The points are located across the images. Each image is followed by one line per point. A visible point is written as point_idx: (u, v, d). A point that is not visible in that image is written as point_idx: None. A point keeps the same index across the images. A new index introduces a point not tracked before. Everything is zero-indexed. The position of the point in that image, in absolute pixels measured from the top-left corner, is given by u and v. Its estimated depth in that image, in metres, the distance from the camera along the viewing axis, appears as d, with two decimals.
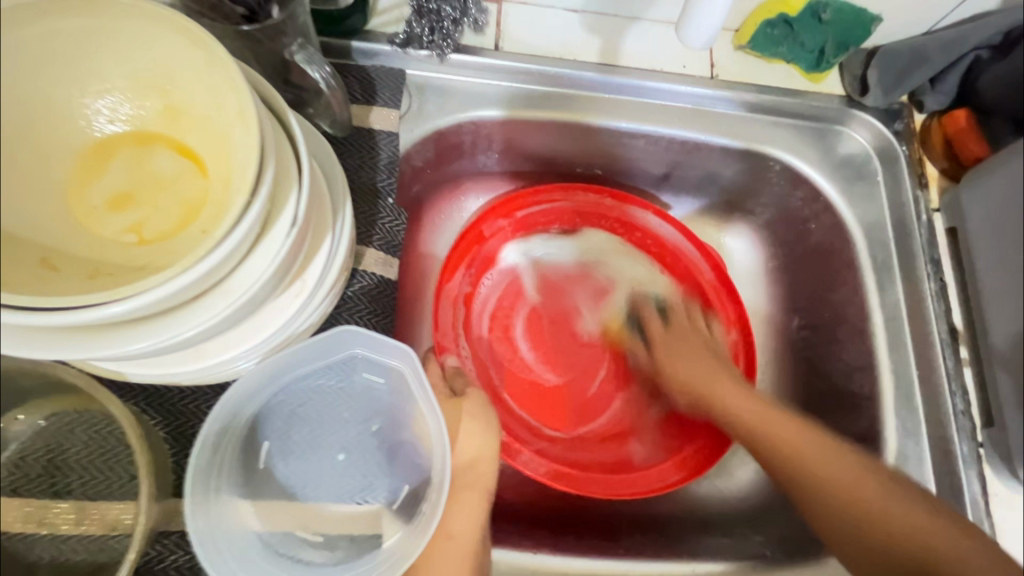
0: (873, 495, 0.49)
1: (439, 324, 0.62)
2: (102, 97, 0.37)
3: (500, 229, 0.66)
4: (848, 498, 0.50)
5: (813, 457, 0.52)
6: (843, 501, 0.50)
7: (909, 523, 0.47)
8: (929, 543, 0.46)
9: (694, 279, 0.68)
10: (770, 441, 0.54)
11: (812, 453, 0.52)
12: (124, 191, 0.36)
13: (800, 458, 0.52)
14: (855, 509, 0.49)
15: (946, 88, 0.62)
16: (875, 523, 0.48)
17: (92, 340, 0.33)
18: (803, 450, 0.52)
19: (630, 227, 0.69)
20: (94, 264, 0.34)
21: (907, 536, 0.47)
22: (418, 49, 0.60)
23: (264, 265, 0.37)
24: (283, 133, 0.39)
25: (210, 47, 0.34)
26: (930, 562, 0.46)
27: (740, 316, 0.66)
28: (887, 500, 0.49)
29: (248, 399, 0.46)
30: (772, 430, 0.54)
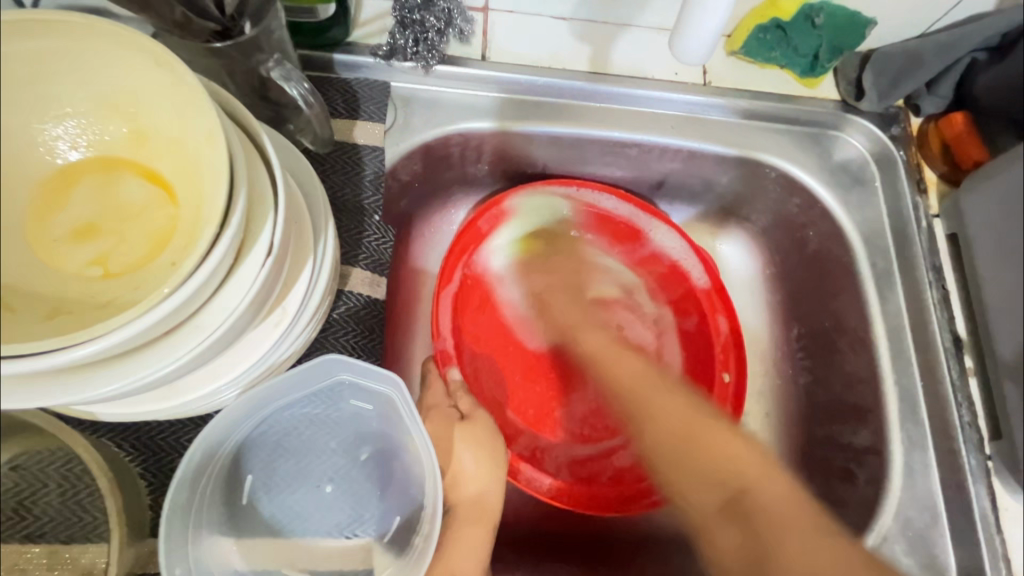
0: (712, 437, 0.47)
1: (438, 333, 0.59)
2: (65, 123, 0.35)
3: (490, 230, 0.64)
4: (681, 446, 0.47)
5: (647, 394, 0.50)
6: (694, 445, 0.46)
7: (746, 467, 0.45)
8: (726, 467, 0.45)
9: (685, 276, 0.67)
10: (639, 394, 0.50)
11: (675, 406, 0.49)
12: (91, 221, 0.34)
13: (656, 406, 0.49)
14: (704, 453, 0.46)
15: (942, 92, 0.60)
16: (700, 462, 0.46)
17: (56, 384, 0.31)
18: (643, 388, 0.51)
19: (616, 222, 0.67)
20: (54, 302, 0.32)
21: (716, 471, 0.45)
22: (403, 61, 0.58)
23: (237, 297, 0.35)
24: (256, 153, 0.36)
25: (174, 67, 0.32)
26: (750, 500, 0.43)
27: (727, 301, 0.65)
28: (731, 444, 0.46)
29: (231, 431, 0.44)
30: (650, 391, 0.50)
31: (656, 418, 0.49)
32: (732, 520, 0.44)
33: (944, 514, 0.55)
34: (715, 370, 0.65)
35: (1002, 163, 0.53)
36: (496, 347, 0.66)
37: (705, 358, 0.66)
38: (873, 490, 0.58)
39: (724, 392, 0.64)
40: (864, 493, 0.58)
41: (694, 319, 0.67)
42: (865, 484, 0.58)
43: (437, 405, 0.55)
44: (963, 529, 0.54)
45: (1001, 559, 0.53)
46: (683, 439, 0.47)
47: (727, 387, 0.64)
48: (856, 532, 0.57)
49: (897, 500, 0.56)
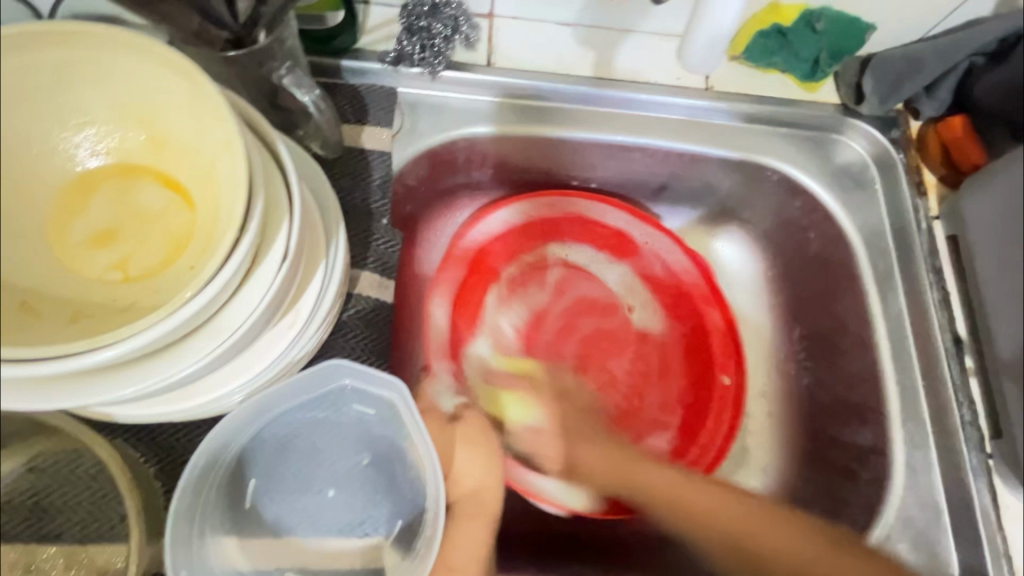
0: (774, 536, 0.52)
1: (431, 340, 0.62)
2: (86, 131, 0.35)
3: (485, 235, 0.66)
4: (752, 549, 0.53)
5: (689, 504, 0.54)
6: (759, 550, 0.53)
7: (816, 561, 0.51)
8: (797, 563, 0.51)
9: (681, 283, 0.68)
10: (689, 508, 0.54)
11: (734, 518, 0.53)
12: (111, 226, 0.35)
13: (710, 515, 0.54)
14: (771, 550, 0.52)
15: (941, 95, 0.61)
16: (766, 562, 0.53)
17: (83, 386, 0.32)
18: (687, 499, 0.54)
19: (607, 230, 0.69)
20: (77, 305, 0.33)
21: (789, 568, 0.52)
22: (409, 67, 0.59)
23: (254, 300, 0.36)
24: (272, 159, 0.37)
25: (192, 76, 0.33)
26: None
27: (719, 298, 0.66)
28: (790, 536, 0.52)
29: (236, 434, 0.45)
30: (685, 497, 0.54)
31: (710, 522, 0.54)
32: None
33: (946, 512, 0.56)
34: (714, 376, 0.66)
35: (1000, 167, 0.54)
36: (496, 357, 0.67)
37: (705, 366, 0.67)
38: (875, 488, 0.58)
39: (723, 398, 0.65)
40: (867, 492, 0.59)
41: (688, 322, 0.68)
42: (867, 484, 0.59)
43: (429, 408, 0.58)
44: (965, 527, 0.55)
45: (1003, 557, 0.53)
46: (748, 545, 0.53)
47: (728, 391, 0.65)
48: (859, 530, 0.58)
49: (900, 499, 0.57)
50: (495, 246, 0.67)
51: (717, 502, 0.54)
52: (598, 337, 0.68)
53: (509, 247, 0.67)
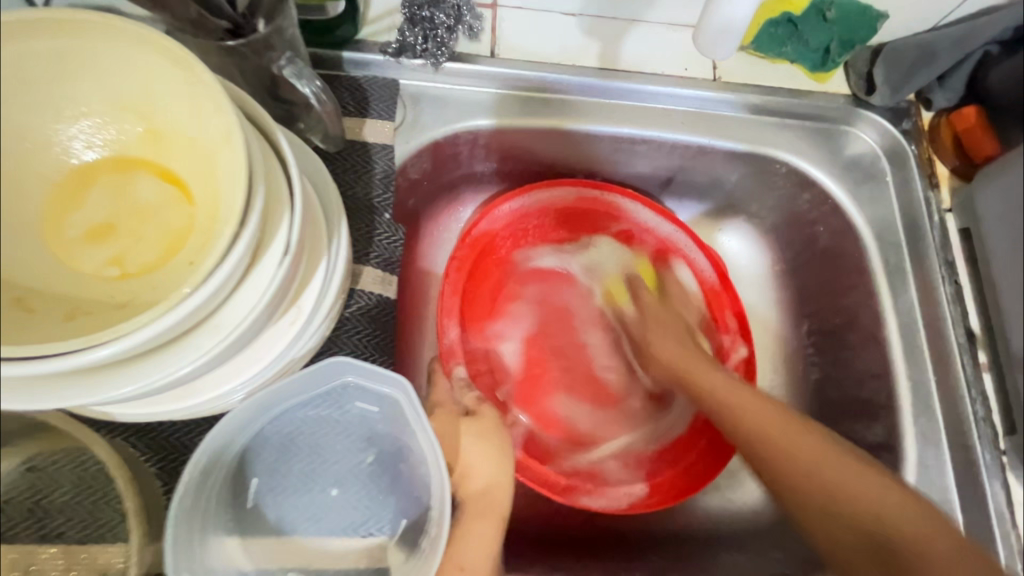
0: (847, 474, 0.48)
1: (442, 325, 0.59)
2: (81, 123, 0.34)
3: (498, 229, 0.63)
4: (818, 494, 0.49)
5: (790, 441, 0.50)
6: (824, 487, 0.49)
7: (848, 484, 0.48)
8: (859, 511, 0.47)
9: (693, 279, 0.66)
10: (775, 435, 0.51)
11: (767, 422, 0.51)
12: (107, 221, 0.34)
13: (781, 435, 0.51)
14: (834, 496, 0.48)
15: (954, 85, 0.60)
16: (831, 504, 0.48)
17: (79, 385, 0.31)
18: (780, 435, 0.51)
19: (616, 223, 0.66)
20: (72, 302, 0.32)
21: (851, 514, 0.48)
22: (412, 58, 0.58)
23: (255, 296, 0.35)
24: (272, 152, 0.36)
25: (190, 66, 0.32)
26: (900, 547, 0.46)
27: (733, 297, 0.64)
28: (812, 449, 0.50)
29: (238, 432, 0.44)
30: (796, 446, 0.50)
31: (788, 455, 0.50)
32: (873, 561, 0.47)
33: (960, 510, 0.55)
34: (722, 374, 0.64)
35: (1015, 159, 0.53)
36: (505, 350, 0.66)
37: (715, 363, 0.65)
38: None
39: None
40: None
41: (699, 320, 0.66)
42: None
43: (443, 403, 0.57)
44: (979, 525, 0.54)
45: (1018, 555, 0.53)
46: (820, 487, 0.49)
47: None
48: None
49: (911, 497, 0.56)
50: (506, 236, 0.65)
51: (787, 435, 0.50)
52: (607, 330, 0.68)
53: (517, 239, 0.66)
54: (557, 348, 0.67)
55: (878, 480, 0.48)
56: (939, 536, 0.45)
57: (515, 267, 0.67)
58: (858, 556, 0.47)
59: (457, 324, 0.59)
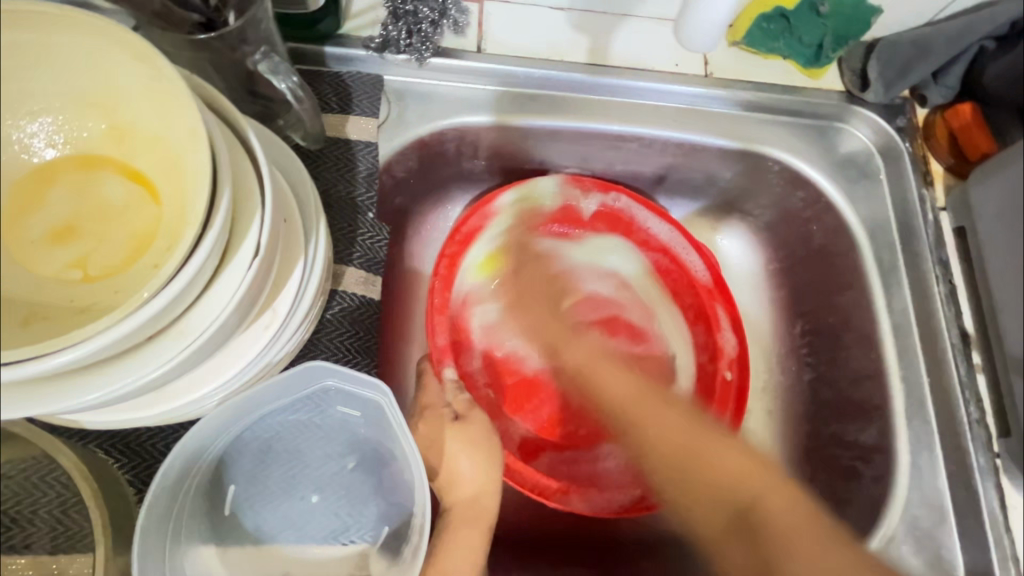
0: (699, 446, 0.47)
1: (432, 331, 0.58)
2: (40, 121, 0.33)
3: (486, 224, 0.62)
4: (676, 448, 0.47)
5: (644, 413, 0.50)
6: (702, 467, 0.46)
7: (713, 458, 0.46)
8: (730, 487, 0.45)
9: (686, 275, 0.65)
10: (636, 411, 0.50)
11: (630, 397, 0.51)
12: (69, 222, 0.33)
13: (645, 416, 0.49)
14: (701, 472, 0.46)
15: (949, 82, 0.59)
16: (712, 483, 0.46)
17: (37, 393, 0.30)
18: (639, 411, 0.50)
19: (611, 218, 0.65)
20: (31, 307, 0.31)
21: (721, 488, 0.46)
22: (396, 53, 0.57)
23: (224, 300, 0.33)
24: (242, 149, 0.35)
25: (154, 60, 0.30)
26: (755, 513, 0.44)
27: (722, 290, 0.64)
28: (675, 418, 0.49)
29: (214, 437, 0.43)
30: (651, 424, 0.49)
31: (648, 432, 0.49)
32: (738, 532, 0.45)
33: (953, 514, 0.54)
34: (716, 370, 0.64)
35: (1009, 156, 0.52)
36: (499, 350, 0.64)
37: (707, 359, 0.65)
38: (880, 488, 0.57)
39: (726, 391, 0.63)
40: (872, 492, 0.57)
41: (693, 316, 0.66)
42: (871, 484, 0.58)
43: (433, 406, 0.56)
44: (972, 529, 0.53)
45: (1011, 560, 0.52)
46: (688, 462, 0.47)
47: (729, 386, 0.62)
48: (862, 531, 0.57)
49: (904, 501, 0.55)
50: (496, 232, 0.63)
51: (649, 412, 0.50)
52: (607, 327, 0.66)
53: (510, 234, 0.64)
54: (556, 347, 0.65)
55: (727, 446, 0.47)
56: (780, 486, 0.45)
57: (509, 262, 0.65)
58: (716, 512, 0.46)
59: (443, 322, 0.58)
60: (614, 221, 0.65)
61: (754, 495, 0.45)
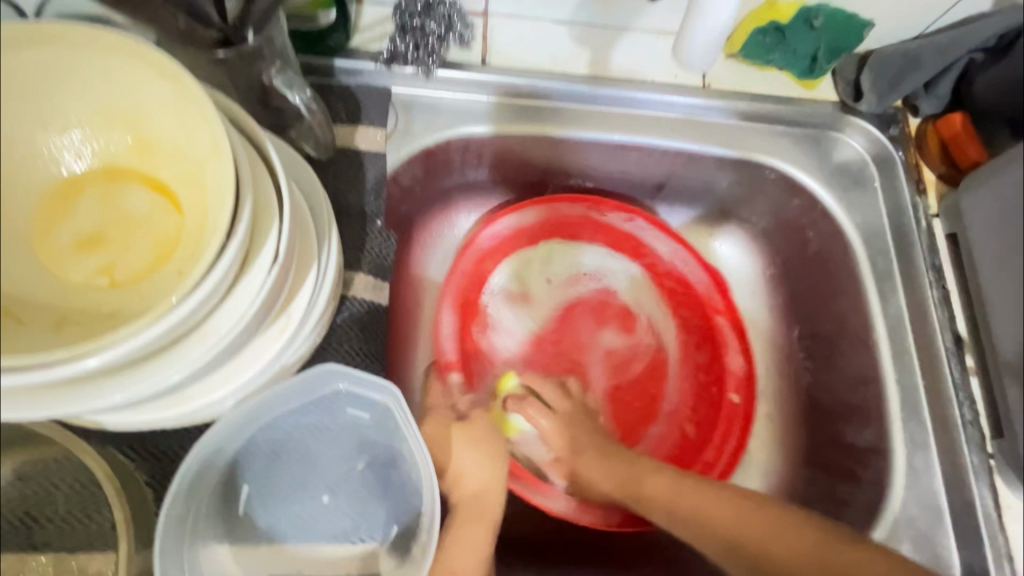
0: (773, 539, 0.51)
1: (438, 341, 0.61)
2: (70, 134, 0.35)
3: (501, 237, 0.66)
4: (750, 544, 0.52)
5: (715, 522, 0.53)
6: (781, 555, 0.51)
7: (788, 545, 0.51)
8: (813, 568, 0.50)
9: (697, 296, 0.68)
10: (705, 514, 0.54)
11: (701, 510, 0.54)
12: (98, 231, 0.34)
13: (713, 517, 0.54)
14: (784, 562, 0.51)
15: (940, 92, 0.61)
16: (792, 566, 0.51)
17: (68, 395, 0.31)
18: (710, 521, 0.53)
19: (624, 238, 0.68)
20: (60, 312, 0.32)
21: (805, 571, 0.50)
22: (403, 66, 0.58)
23: (245, 304, 0.35)
24: (260, 161, 0.36)
25: (179, 77, 0.32)
26: None
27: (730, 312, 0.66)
28: (744, 520, 0.53)
29: (229, 438, 0.44)
30: (722, 531, 0.53)
31: (727, 539, 0.53)
32: None
33: (948, 513, 0.55)
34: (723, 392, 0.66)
35: (999, 164, 0.53)
36: (510, 363, 0.65)
37: (714, 381, 0.67)
38: (877, 489, 0.58)
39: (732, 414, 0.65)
40: (869, 493, 0.58)
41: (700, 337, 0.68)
42: (869, 485, 0.58)
43: (438, 407, 0.60)
44: (967, 528, 0.55)
45: (1005, 558, 0.53)
46: (769, 558, 0.51)
47: (736, 410, 0.65)
48: (860, 531, 0.57)
49: (900, 501, 0.56)
50: (507, 249, 0.67)
51: (715, 515, 0.53)
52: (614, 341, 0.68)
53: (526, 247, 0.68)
54: (567, 358, 0.67)
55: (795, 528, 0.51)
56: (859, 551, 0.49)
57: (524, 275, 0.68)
58: None
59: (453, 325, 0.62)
60: (628, 240, 0.69)
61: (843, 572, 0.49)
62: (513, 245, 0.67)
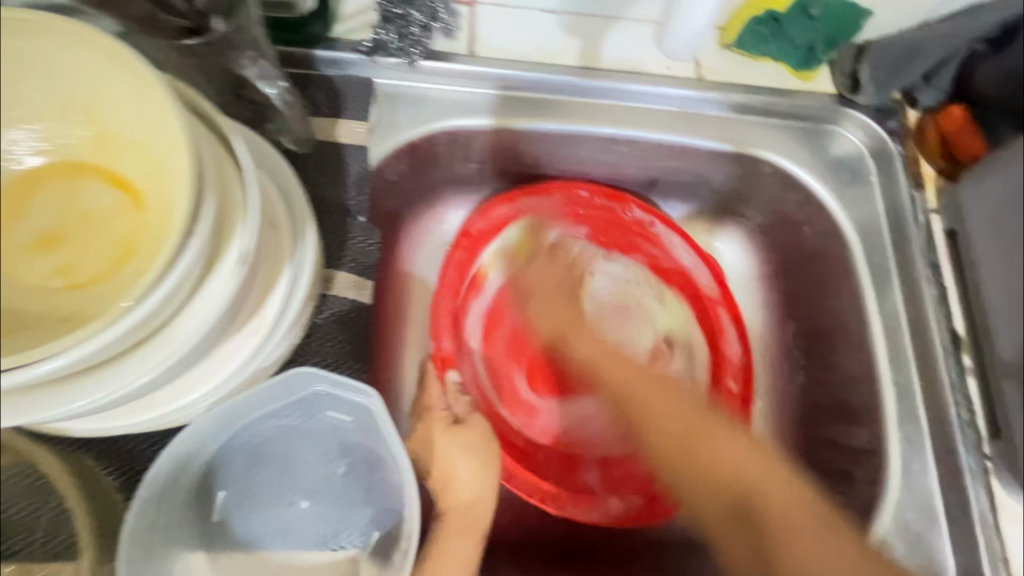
0: (705, 442, 0.45)
1: (437, 334, 0.59)
2: (22, 130, 0.33)
3: (500, 224, 0.63)
4: (677, 458, 0.45)
5: (646, 393, 0.48)
6: (706, 465, 0.45)
7: (717, 457, 0.45)
8: (736, 486, 0.44)
9: (691, 282, 0.66)
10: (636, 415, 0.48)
11: (633, 378, 0.48)
12: (54, 229, 0.33)
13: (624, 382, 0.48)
14: (703, 469, 0.45)
15: (941, 83, 0.59)
16: (712, 480, 0.44)
17: (24, 402, 0.30)
18: (641, 392, 0.48)
19: (621, 227, 0.65)
20: (15, 315, 0.31)
21: (720, 483, 0.44)
22: (387, 57, 0.56)
23: (210, 307, 0.33)
24: (227, 155, 0.35)
25: (135, 67, 0.30)
26: (758, 513, 0.44)
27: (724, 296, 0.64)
28: (678, 412, 0.47)
29: (203, 442, 0.43)
30: (653, 419, 0.47)
31: (648, 432, 0.47)
32: (734, 523, 0.45)
33: (942, 515, 0.55)
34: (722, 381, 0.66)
35: (1002, 157, 0.52)
36: (504, 359, 0.64)
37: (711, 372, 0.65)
38: (871, 490, 0.57)
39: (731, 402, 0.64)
40: (863, 494, 0.57)
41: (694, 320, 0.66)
42: (863, 486, 0.57)
43: (433, 408, 0.57)
44: (962, 531, 0.53)
45: (1001, 562, 0.52)
46: (689, 462, 0.45)
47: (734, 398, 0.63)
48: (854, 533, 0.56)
49: (894, 502, 0.55)
50: (507, 241, 0.64)
51: (652, 395, 0.47)
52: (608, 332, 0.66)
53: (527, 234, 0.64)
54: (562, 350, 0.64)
55: (729, 440, 0.46)
56: (790, 484, 0.44)
57: (521, 259, 0.65)
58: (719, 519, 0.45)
59: (449, 325, 0.60)
60: (625, 227, 0.65)
61: (761, 497, 0.44)
62: (512, 232, 0.64)
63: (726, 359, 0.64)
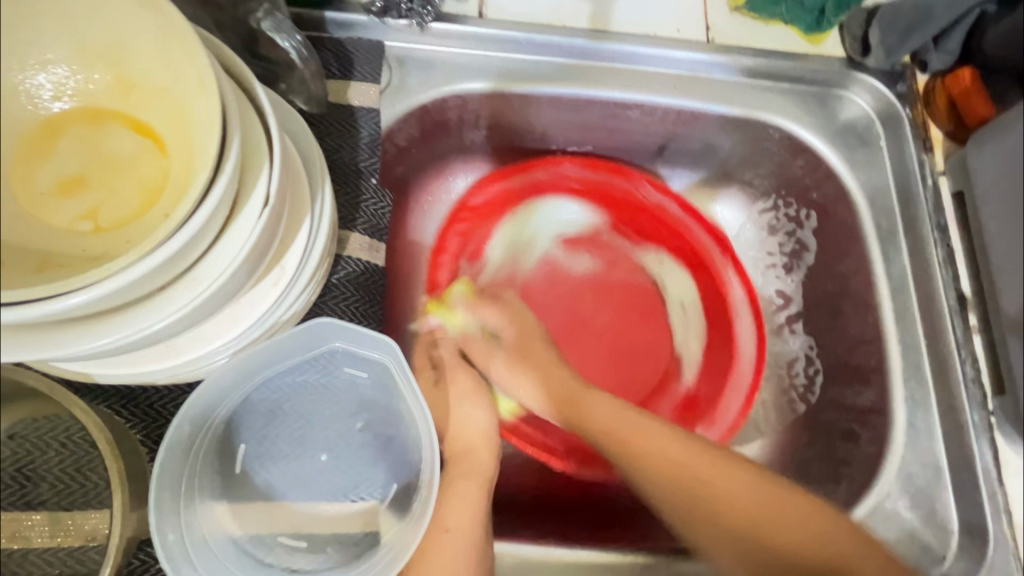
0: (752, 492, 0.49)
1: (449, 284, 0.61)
2: (44, 71, 0.33)
3: (513, 189, 0.65)
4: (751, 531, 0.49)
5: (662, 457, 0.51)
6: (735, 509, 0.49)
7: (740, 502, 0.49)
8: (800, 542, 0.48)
9: (687, 242, 0.68)
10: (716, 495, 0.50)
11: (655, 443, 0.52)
12: (78, 173, 0.33)
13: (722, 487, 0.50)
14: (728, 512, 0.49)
15: (951, 47, 0.58)
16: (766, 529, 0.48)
17: (49, 336, 0.30)
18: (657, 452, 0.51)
19: (617, 200, 0.68)
20: (44, 254, 0.31)
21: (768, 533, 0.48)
22: (397, 19, 0.57)
23: (234, 251, 0.34)
24: (248, 103, 0.35)
25: (162, 9, 0.31)
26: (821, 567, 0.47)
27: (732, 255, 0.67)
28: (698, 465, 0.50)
29: (225, 395, 0.44)
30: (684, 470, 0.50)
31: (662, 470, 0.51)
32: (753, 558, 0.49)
33: (948, 470, 0.56)
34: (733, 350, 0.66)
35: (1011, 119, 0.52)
36: None
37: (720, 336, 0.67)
38: (875, 446, 0.58)
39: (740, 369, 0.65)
40: (869, 454, 0.58)
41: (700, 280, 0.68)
42: (867, 443, 0.58)
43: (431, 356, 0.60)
44: (967, 484, 0.55)
45: (1003, 512, 0.53)
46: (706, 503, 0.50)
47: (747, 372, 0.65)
48: (859, 491, 0.57)
49: (899, 457, 0.57)
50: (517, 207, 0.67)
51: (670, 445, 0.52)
52: (610, 295, 0.68)
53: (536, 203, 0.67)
54: (566, 314, 0.67)
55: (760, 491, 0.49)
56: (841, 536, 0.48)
57: (530, 230, 0.68)
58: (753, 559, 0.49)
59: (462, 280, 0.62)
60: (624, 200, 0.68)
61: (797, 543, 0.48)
62: (523, 199, 0.66)
63: (739, 355, 0.65)
